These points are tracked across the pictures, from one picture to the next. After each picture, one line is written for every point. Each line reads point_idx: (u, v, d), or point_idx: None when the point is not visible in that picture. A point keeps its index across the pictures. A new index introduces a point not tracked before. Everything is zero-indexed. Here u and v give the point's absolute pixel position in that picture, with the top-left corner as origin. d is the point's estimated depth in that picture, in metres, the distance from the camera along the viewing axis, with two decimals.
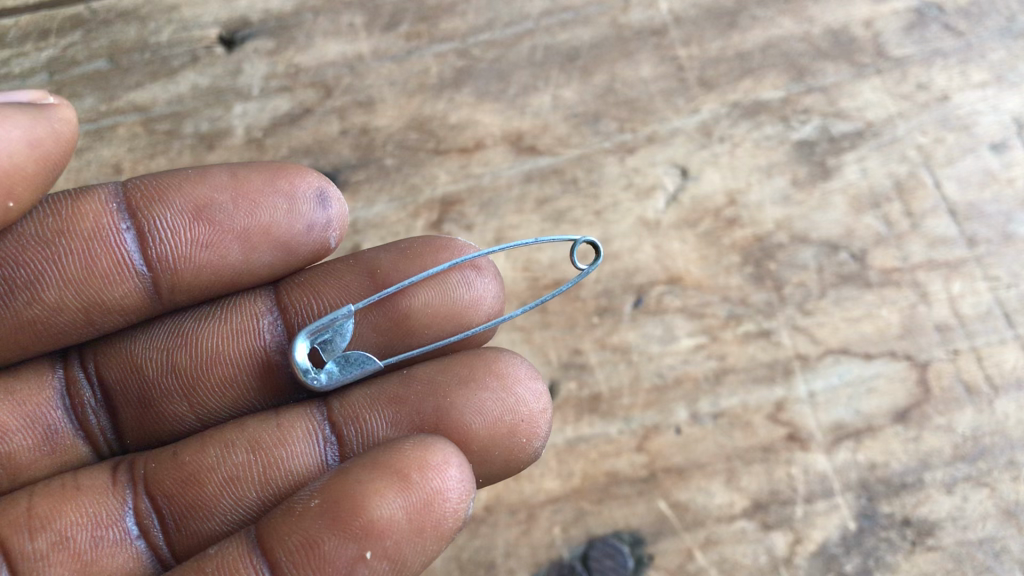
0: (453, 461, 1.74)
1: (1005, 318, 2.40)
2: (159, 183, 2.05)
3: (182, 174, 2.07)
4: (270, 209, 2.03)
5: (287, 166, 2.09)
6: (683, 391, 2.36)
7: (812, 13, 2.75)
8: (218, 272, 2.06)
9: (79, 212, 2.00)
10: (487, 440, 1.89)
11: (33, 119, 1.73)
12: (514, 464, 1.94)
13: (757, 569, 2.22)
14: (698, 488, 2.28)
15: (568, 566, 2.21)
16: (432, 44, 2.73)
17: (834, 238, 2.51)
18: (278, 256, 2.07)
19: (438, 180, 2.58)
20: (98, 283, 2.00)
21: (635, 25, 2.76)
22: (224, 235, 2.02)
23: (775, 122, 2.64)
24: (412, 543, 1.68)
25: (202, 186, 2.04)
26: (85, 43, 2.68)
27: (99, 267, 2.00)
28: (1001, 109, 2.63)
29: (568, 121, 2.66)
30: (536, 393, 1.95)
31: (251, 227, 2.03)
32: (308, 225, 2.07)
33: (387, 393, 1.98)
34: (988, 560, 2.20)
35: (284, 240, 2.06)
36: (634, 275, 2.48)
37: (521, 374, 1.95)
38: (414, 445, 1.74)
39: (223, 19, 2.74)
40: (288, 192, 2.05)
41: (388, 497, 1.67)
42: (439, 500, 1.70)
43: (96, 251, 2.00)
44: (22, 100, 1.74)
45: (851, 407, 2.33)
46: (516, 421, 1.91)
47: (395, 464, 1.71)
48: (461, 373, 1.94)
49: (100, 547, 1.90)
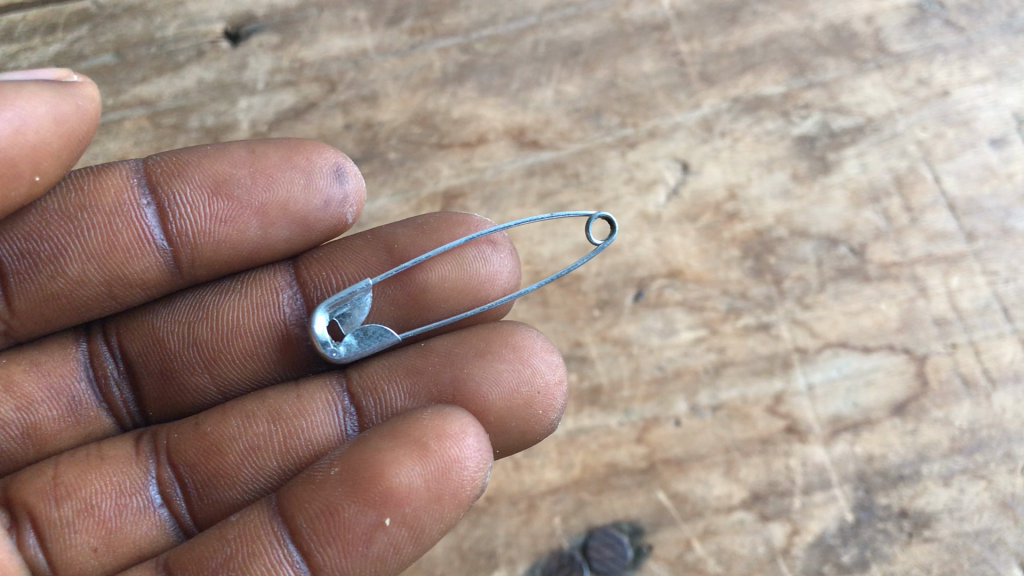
0: (470, 430, 1.75)
1: (1003, 312, 2.42)
2: (179, 159, 2.08)
3: (201, 149, 2.09)
4: (287, 184, 2.06)
5: (304, 142, 2.11)
6: (682, 383, 2.38)
7: (813, 9, 2.77)
8: (237, 247, 2.09)
9: (101, 186, 2.03)
10: (504, 411, 1.92)
11: (58, 95, 1.75)
12: (530, 435, 1.97)
13: (755, 560, 2.24)
14: (697, 479, 2.30)
15: (568, 555, 2.24)
16: (435, 39, 2.76)
17: (833, 232, 2.53)
18: (296, 231, 2.10)
19: (441, 174, 2.60)
20: (119, 256, 2.03)
21: (637, 21, 2.78)
22: (243, 210, 2.05)
23: (776, 117, 2.65)
24: (431, 510, 1.72)
25: (222, 161, 2.06)
26: (92, 37, 2.71)
27: (120, 240, 2.03)
28: (1000, 105, 2.64)
29: (571, 116, 2.68)
30: (551, 365, 1.97)
31: (270, 202, 2.05)
32: (325, 200, 2.09)
33: (404, 364, 2.01)
34: (985, 551, 2.22)
35: (302, 215, 2.08)
36: (635, 269, 2.50)
37: (537, 346, 1.97)
38: (433, 414, 1.76)
39: (229, 14, 2.78)
40: (305, 168, 2.07)
41: (406, 465, 1.70)
42: (456, 469, 1.72)
43: (118, 225, 2.03)
44: (47, 77, 1.77)
45: (849, 400, 2.35)
46: (532, 392, 1.93)
47: (413, 433, 1.73)
48: (478, 345, 1.97)
49: (123, 515, 1.94)
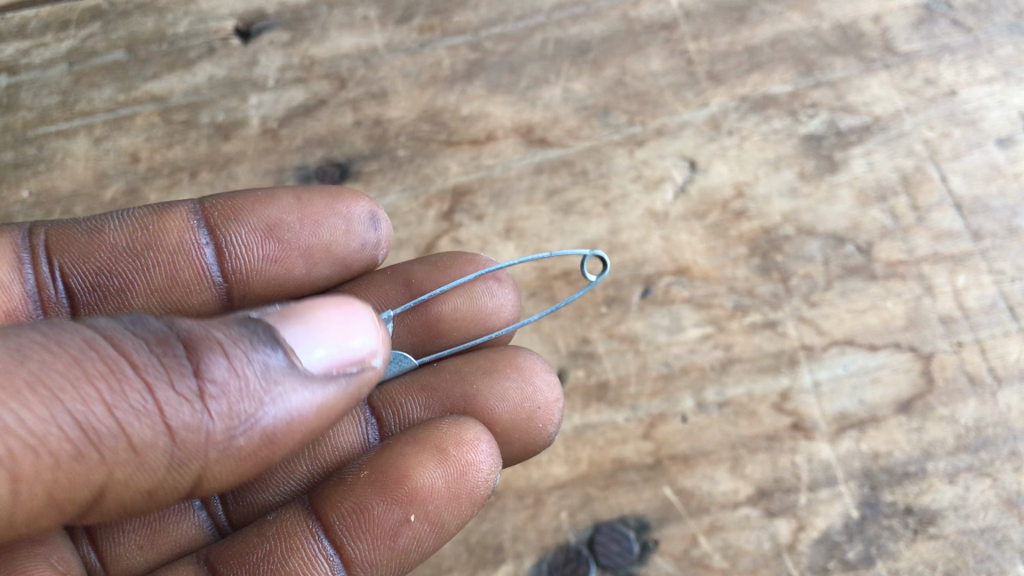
0: (483, 438, 1.91)
1: (1009, 311, 2.42)
2: (233, 203, 2.25)
3: (253, 194, 2.26)
4: (331, 229, 2.24)
5: (342, 190, 2.29)
6: (688, 380, 2.40)
7: (820, 9, 2.79)
8: (283, 284, 2.29)
9: (165, 227, 2.23)
10: (509, 424, 2.08)
11: (349, 385, 1.57)
12: (531, 447, 2.12)
13: (760, 555, 2.25)
14: (704, 475, 2.31)
15: (574, 550, 2.26)
16: (444, 37, 2.78)
17: (840, 230, 2.54)
18: (336, 270, 2.31)
19: (450, 171, 2.62)
20: (179, 290, 2.24)
21: (645, 19, 2.80)
22: (291, 252, 2.24)
23: (783, 116, 2.67)
24: (451, 507, 1.84)
25: (272, 207, 2.24)
26: (104, 34, 2.77)
27: (181, 277, 2.23)
28: (1008, 105, 2.65)
29: (579, 113, 2.69)
30: (550, 384, 2.12)
31: (314, 244, 2.24)
32: (361, 243, 2.28)
33: (419, 381, 2.16)
34: (990, 549, 2.22)
35: (342, 256, 2.28)
36: (642, 266, 2.51)
37: (537, 367, 2.13)
38: (450, 423, 1.92)
39: (240, 12, 2.82)
40: (345, 215, 2.25)
41: (429, 467, 1.83)
42: (472, 470, 1.86)
43: (179, 262, 2.22)
44: (353, 360, 1.56)
45: (855, 398, 2.36)
46: (533, 408, 2.08)
47: (434, 440, 1.88)
48: (484, 364, 2.14)
49: (165, 515, 1.98)
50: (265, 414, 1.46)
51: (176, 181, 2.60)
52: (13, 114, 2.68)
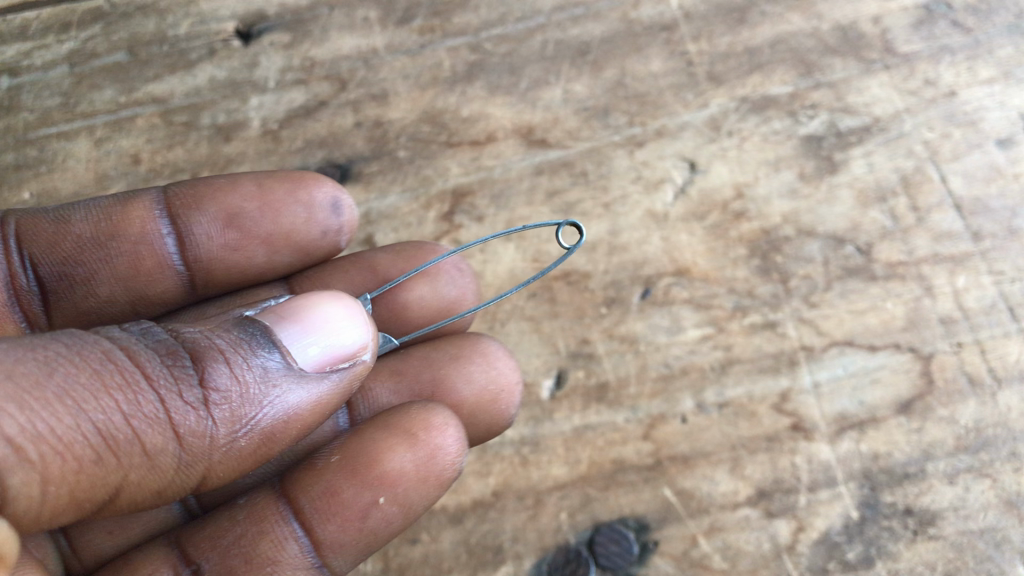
0: (451, 423, 1.99)
1: (1009, 312, 2.42)
2: (195, 191, 2.33)
3: (215, 182, 2.34)
4: (291, 217, 2.33)
5: (304, 176, 2.36)
6: (688, 381, 2.40)
7: (821, 10, 2.80)
8: (245, 270, 2.39)
9: (128, 217, 2.30)
10: (475, 406, 2.25)
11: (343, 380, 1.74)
12: (494, 428, 2.27)
13: (760, 556, 2.25)
14: (703, 476, 2.31)
15: (574, 551, 2.26)
16: (445, 38, 2.79)
17: (840, 231, 2.54)
18: (297, 257, 2.39)
19: (450, 172, 2.62)
20: (143, 278, 2.33)
21: (645, 20, 2.80)
22: (251, 241, 2.34)
23: (783, 117, 2.67)
24: (419, 490, 1.94)
25: (233, 196, 2.32)
26: (105, 36, 2.78)
27: (144, 266, 2.31)
28: (1007, 106, 2.65)
29: (579, 115, 2.69)
30: (511, 368, 2.30)
31: (275, 232, 2.33)
32: (323, 230, 2.37)
33: (388, 367, 2.33)
34: (990, 549, 2.22)
35: (303, 243, 2.37)
36: (642, 267, 2.52)
37: (500, 353, 2.30)
38: (420, 409, 2.00)
39: (240, 13, 2.83)
40: (306, 203, 2.33)
41: (399, 451, 1.93)
42: (440, 455, 1.95)
43: (142, 251, 2.30)
44: (349, 354, 1.74)
45: (855, 398, 2.36)
46: (497, 390, 2.26)
47: (403, 425, 1.96)
48: (452, 350, 2.31)
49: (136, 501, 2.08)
50: (267, 411, 1.63)
51: (176, 183, 2.61)
52: (14, 116, 2.70)
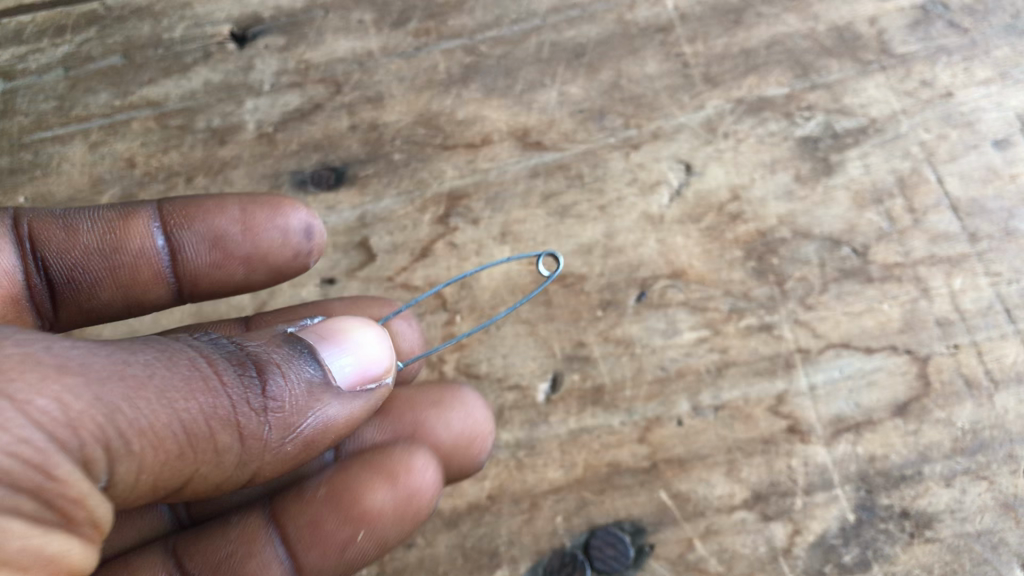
0: (430, 467, 2.00)
1: (1006, 314, 2.41)
2: (186, 209, 2.31)
3: (203, 203, 2.32)
4: (268, 241, 2.30)
5: (282, 200, 2.33)
6: (684, 384, 2.39)
7: (816, 11, 2.80)
8: (224, 285, 2.39)
9: (129, 231, 2.28)
10: (449, 450, 2.17)
11: (369, 397, 1.85)
12: (465, 471, 2.21)
13: (756, 559, 2.24)
14: (699, 479, 2.31)
15: (570, 554, 2.26)
16: (440, 41, 2.78)
17: (836, 233, 2.53)
18: (272, 277, 2.38)
19: (445, 175, 2.62)
20: (141, 288, 2.33)
21: (641, 22, 2.81)
22: (232, 260, 2.33)
23: (779, 118, 2.66)
24: (394, 528, 1.95)
25: (218, 218, 2.30)
26: (100, 39, 2.79)
27: (142, 276, 2.31)
28: (1004, 106, 2.64)
29: (574, 117, 2.69)
30: (487, 417, 2.23)
31: (253, 254, 2.31)
32: (295, 252, 2.33)
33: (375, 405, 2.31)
34: (987, 552, 2.21)
35: (278, 264, 2.34)
36: (638, 270, 2.51)
37: (479, 402, 2.24)
38: (402, 450, 2.02)
39: (236, 17, 2.83)
40: (282, 227, 2.30)
41: (379, 490, 1.94)
42: (417, 496, 1.96)
43: (141, 264, 2.29)
44: (377, 372, 1.87)
45: (851, 401, 2.35)
46: (472, 436, 2.18)
47: (385, 466, 1.98)
48: (434, 396, 2.26)
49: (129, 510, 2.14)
50: (311, 418, 1.73)
51: (172, 186, 2.60)
52: (10, 120, 2.70)
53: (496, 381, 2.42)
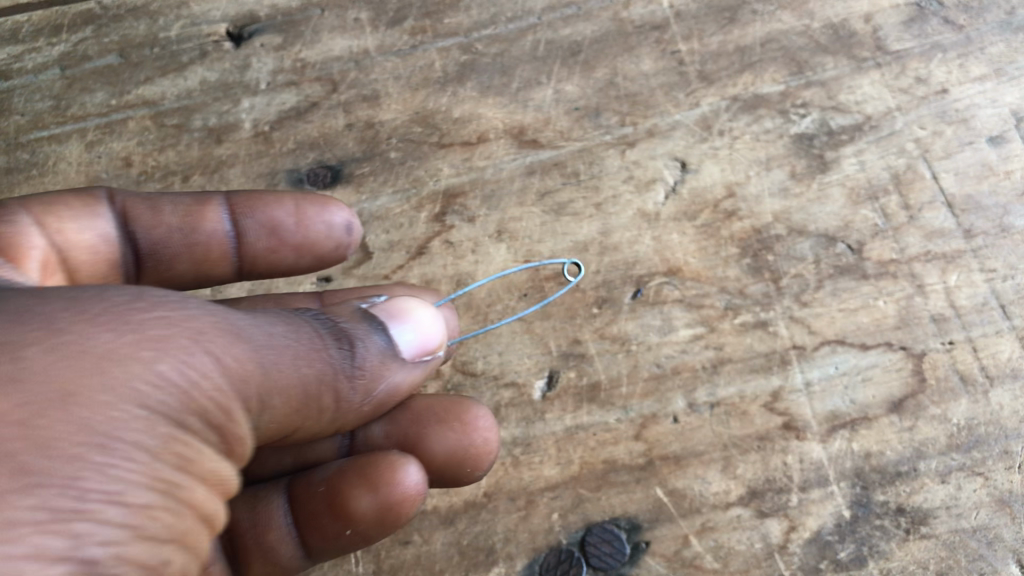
0: (412, 477, 1.97)
1: (1001, 310, 2.42)
2: (250, 197, 2.32)
3: (263, 194, 2.33)
4: (314, 232, 2.30)
5: (328, 198, 2.34)
6: (680, 380, 2.40)
7: (810, 8, 2.82)
8: (273, 270, 2.38)
9: (202, 215, 2.29)
10: (442, 464, 2.13)
11: (427, 366, 1.94)
12: (458, 484, 2.16)
13: (752, 556, 2.24)
14: (695, 475, 2.31)
15: (566, 551, 2.26)
16: (436, 39, 2.79)
17: (831, 230, 2.53)
18: (319, 266, 2.37)
19: (441, 173, 2.62)
20: (209, 265, 2.33)
21: (636, 20, 2.82)
22: (282, 247, 2.32)
23: (774, 116, 2.67)
24: (377, 530, 2.00)
25: (272, 208, 2.31)
26: (96, 38, 2.80)
27: (212, 254, 2.31)
28: (999, 103, 2.64)
29: (570, 115, 2.69)
30: (488, 436, 2.15)
31: (301, 243, 2.31)
32: (337, 243, 2.33)
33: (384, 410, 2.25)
34: (982, 548, 2.21)
35: (324, 255, 2.34)
36: (634, 267, 2.52)
37: (480, 423, 2.15)
38: (390, 458, 1.99)
39: (233, 16, 2.85)
40: (327, 220, 2.30)
41: (362, 495, 1.97)
42: (399, 506, 1.96)
43: (210, 243, 2.30)
44: (434, 342, 1.94)
45: (846, 398, 2.35)
46: (466, 453, 2.11)
47: (370, 472, 1.97)
48: (438, 412, 2.18)
49: None
50: (385, 383, 1.86)
51: (168, 185, 2.60)
52: (6, 119, 2.70)
53: (493, 379, 2.42)
